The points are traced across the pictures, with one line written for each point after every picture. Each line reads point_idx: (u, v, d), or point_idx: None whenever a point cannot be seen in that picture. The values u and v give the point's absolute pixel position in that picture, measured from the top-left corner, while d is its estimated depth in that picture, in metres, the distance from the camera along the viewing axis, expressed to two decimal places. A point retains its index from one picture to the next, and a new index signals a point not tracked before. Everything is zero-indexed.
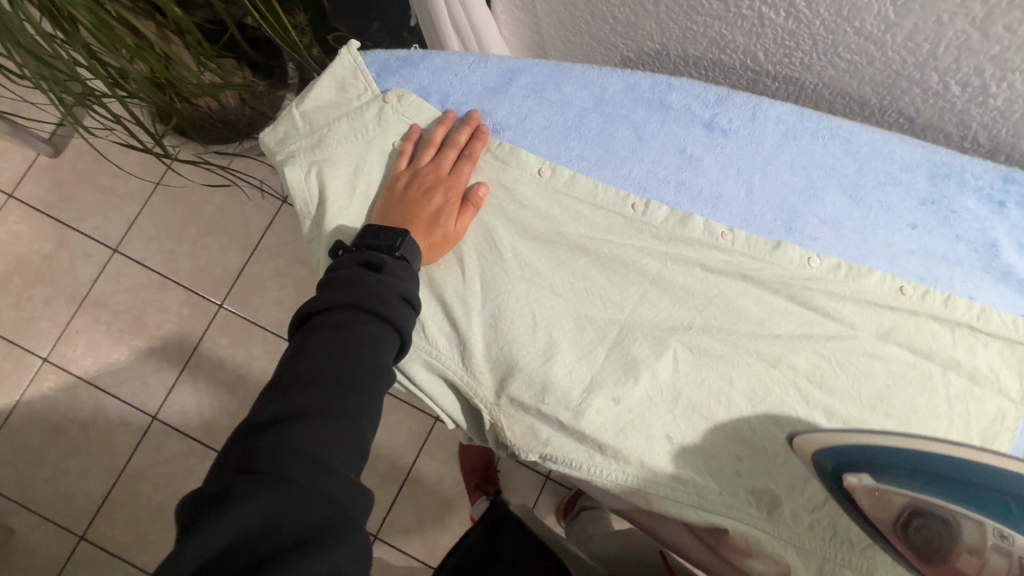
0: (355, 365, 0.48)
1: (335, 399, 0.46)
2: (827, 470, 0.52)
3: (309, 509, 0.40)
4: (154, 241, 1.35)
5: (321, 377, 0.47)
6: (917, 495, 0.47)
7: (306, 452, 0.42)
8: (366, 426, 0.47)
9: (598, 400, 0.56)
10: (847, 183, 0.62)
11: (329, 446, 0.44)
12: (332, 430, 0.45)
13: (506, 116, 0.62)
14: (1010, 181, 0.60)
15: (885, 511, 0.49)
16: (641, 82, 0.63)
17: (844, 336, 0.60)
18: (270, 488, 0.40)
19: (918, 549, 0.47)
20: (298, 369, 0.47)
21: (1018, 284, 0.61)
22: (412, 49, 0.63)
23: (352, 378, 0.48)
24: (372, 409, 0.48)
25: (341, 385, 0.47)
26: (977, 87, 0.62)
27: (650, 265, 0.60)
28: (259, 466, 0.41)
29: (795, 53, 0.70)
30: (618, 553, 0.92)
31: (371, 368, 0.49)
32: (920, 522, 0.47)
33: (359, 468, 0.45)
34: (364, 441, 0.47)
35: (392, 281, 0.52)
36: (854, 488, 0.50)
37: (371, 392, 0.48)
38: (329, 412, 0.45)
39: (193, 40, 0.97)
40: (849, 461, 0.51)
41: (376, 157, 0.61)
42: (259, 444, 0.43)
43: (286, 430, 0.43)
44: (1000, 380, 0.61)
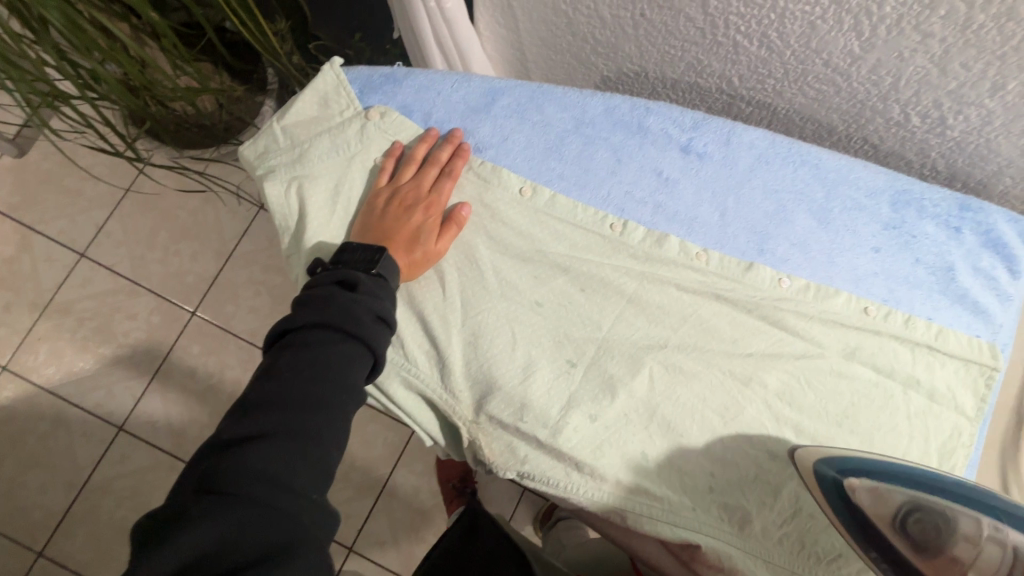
0: (325, 386, 0.48)
1: (302, 420, 0.46)
2: (827, 477, 0.53)
3: (266, 531, 0.39)
4: (124, 247, 1.32)
5: (288, 396, 0.46)
6: (915, 495, 0.49)
7: (269, 472, 0.42)
8: (333, 446, 0.47)
9: (576, 417, 0.57)
10: (815, 207, 0.65)
11: (292, 466, 0.43)
12: (296, 450, 0.44)
13: (488, 136, 0.63)
14: (966, 209, 0.64)
15: (883, 507, 0.49)
16: (620, 105, 0.65)
17: (812, 355, 0.62)
18: (228, 509, 0.39)
19: (915, 544, 0.46)
20: (264, 389, 0.47)
21: (973, 307, 0.65)
22: (396, 67, 0.64)
23: (320, 398, 0.47)
24: (340, 428, 0.48)
25: (308, 405, 0.47)
26: (935, 119, 0.65)
27: (627, 284, 0.62)
28: (220, 486, 0.41)
29: (767, 80, 0.73)
30: (586, 559, 0.94)
31: (341, 388, 0.48)
32: (918, 516, 0.47)
33: (323, 488, 0.45)
34: (330, 461, 0.47)
35: (369, 300, 0.52)
36: (854, 488, 0.51)
37: (339, 412, 0.48)
38: (293, 432, 0.45)
39: (169, 44, 0.96)
40: (848, 467, 0.53)
41: (357, 173, 0.60)
42: (221, 463, 0.42)
43: (248, 449, 0.43)
44: (957, 398, 0.64)
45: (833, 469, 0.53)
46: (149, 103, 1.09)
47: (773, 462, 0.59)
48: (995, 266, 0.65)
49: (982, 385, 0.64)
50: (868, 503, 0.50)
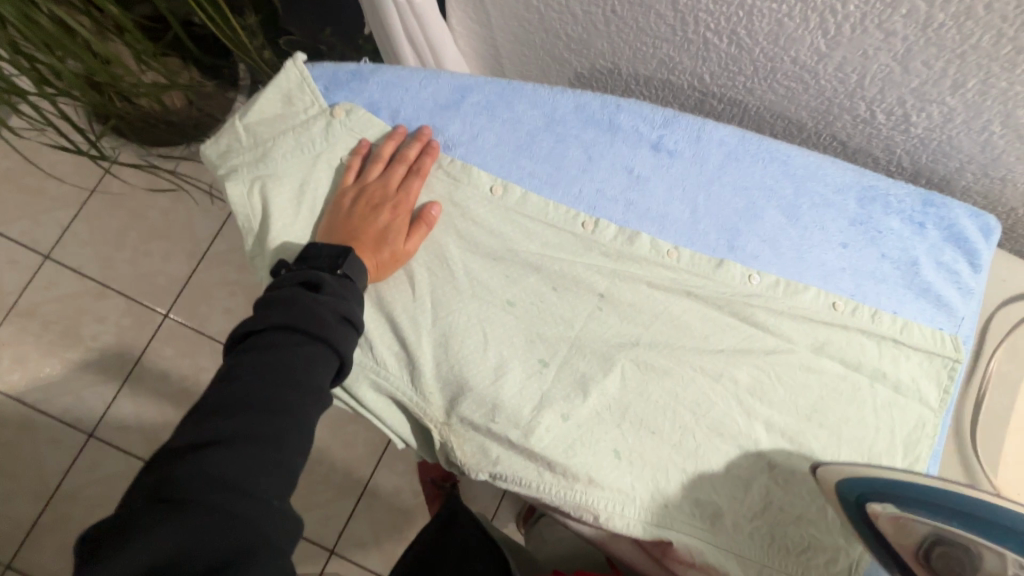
0: (287, 390, 0.47)
1: (262, 424, 0.45)
2: (851, 502, 0.54)
3: (221, 540, 0.38)
4: (91, 248, 1.27)
5: (247, 401, 0.45)
6: (940, 527, 0.51)
7: (226, 478, 0.41)
8: (295, 450, 0.46)
9: (548, 417, 0.57)
10: (785, 204, 0.65)
11: (252, 472, 0.42)
12: (256, 455, 0.43)
13: (457, 133, 0.62)
14: (929, 204, 0.66)
15: (907, 537, 0.52)
16: (590, 102, 0.65)
17: (782, 350, 0.63)
18: (181, 518, 0.38)
19: (937, 572, 0.51)
20: (223, 393, 0.46)
21: (936, 300, 0.66)
22: (362, 63, 0.63)
23: (282, 402, 0.46)
24: (303, 432, 0.47)
25: (268, 410, 0.45)
26: (900, 116, 0.66)
27: (599, 283, 0.62)
28: (174, 495, 0.40)
29: (738, 77, 0.73)
30: (566, 553, 0.95)
31: (304, 391, 0.47)
32: (940, 550, 0.51)
33: (285, 494, 0.44)
34: (292, 466, 0.46)
35: (334, 301, 0.51)
36: (878, 517, 0.53)
37: (302, 415, 0.47)
38: (253, 437, 0.44)
39: (133, 39, 0.93)
40: (873, 490, 0.53)
41: (323, 171, 0.59)
42: (174, 471, 0.41)
43: (205, 456, 0.42)
44: (921, 389, 0.65)
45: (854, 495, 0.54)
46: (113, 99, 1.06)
47: (745, 457, 0.60)
48: (958, 260, 0.67)
49: (946, 376, 0.65)
50: (890, 530, 0.53)
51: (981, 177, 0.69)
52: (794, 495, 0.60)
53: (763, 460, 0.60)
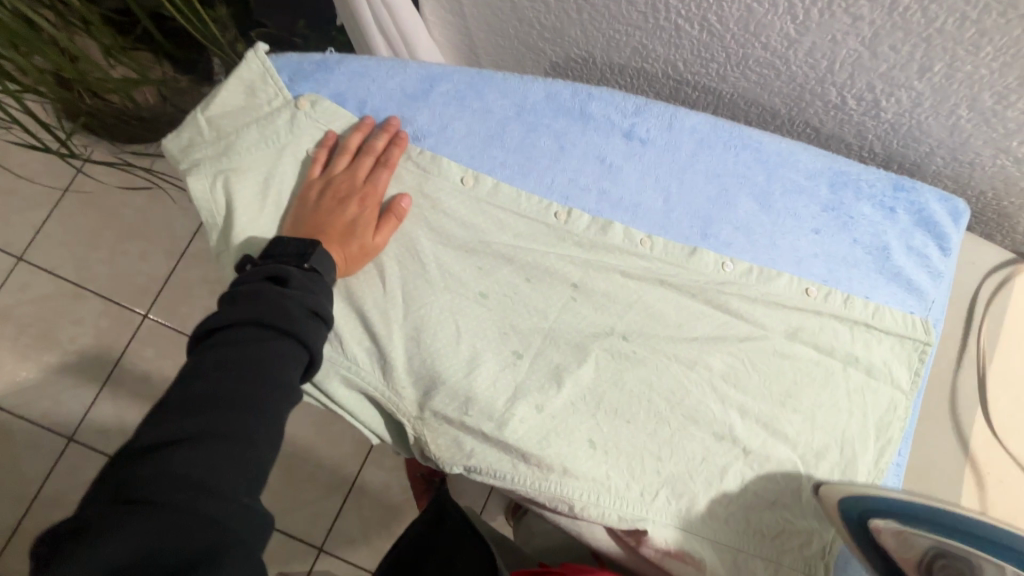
0: (254, 385, 0.46)
1: (229, 420, 0.44)
2: (854, 517, 0.54)
3: (187, 538, 0.38)
4: (65, 248, 1.25)
5: (212, 397, 0.44)
6: (943, 541, 0.50)
7: (190, 476, 0.40)
8: (265, 446, 0.45)
9: (522, 408, 0.56)
10: (757, 191, 0.66)
11: (219, 470, 0.42)
12: (223, 452, 0.42)
13: (426, 124, 0.61)
14: (899, 189, 0.66)
15: (910, 551, 0.52)
16: (561, 91, 0.64)
17: (756, 337, 0.63)
18: (144, 519, 0.37)
19: None
20: (187, 390, 0.44)
21: (907, 284, 0.67)
22: (328, 54, 0.62)
23: (250, 397, 0.45)
24: (273, 428, 0.46)
25: (235, 405, 0.45)
26: (870, 101, 0.66)
27: (573, 273, 0.61)
28: (135, 494, 0.39)
29: (711, 64, 0.73)
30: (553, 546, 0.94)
31: (272, 386, 0.47)
32: (943, 563, 0.50)
33: (255, 491, 0.43)
34: (261, 462, 0.45)
35: (301, 295, 0.50)
36: (879, 531, 0.53)
37: (271, 410, 0.46)
38: (220, 434, 0.43)
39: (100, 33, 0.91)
40: (872, 505, 0.54)
41: (289, 165, 0.58)
42: (136, 470, 0.40)
43: (168, 454, 0.41)
44: (893, 372, 0.66)
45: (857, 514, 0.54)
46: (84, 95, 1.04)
47: (720, 444, 0.60)
48: (928, 245, 0.67)
49: (916, 359, 0.66)
50: (894, 546, 0.52)
51: (951, 161, 0.69)
52: (768, 480, 0.60)
53: (737, 447, 0.60)
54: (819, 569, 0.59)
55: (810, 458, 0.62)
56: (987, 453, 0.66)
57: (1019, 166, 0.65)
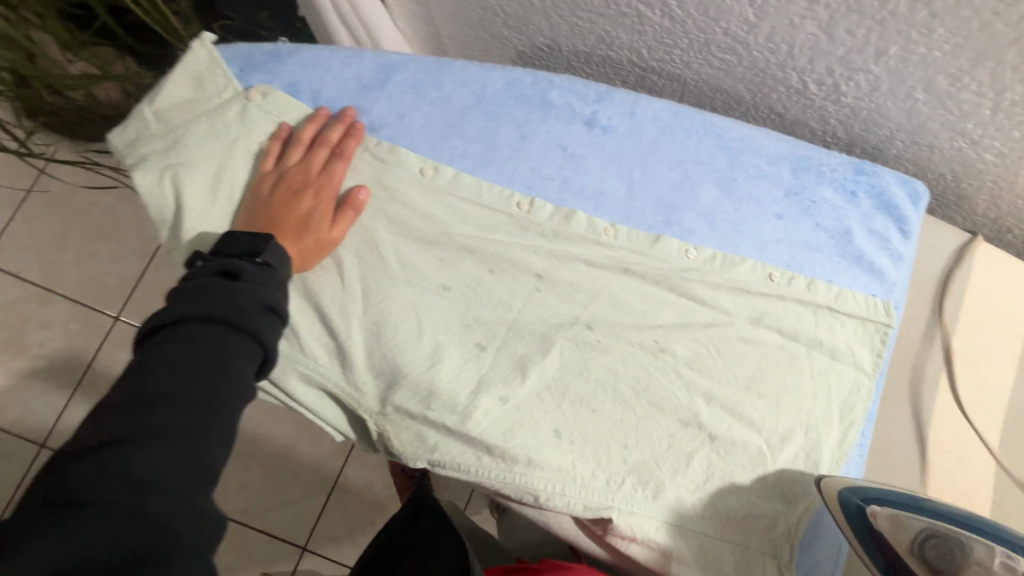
0: (204, 383, 0.45)
1: (177, 419, 0.43)
2: (853, 505, 0.56)
3: (129, 540, 0.37)
4: (30, 251, 1.21)
5: (159, 396, 0.43)
6: (933, 522, 0.54)
7: (134, 477, 0.39)
8: (217, 444, 0.44)
9: (485, 400, 0.56)
10: (720, 177, 0.66)
11: (165, 469, 0.41)
12: (171, 451, 0.41)
13: (383, 113, 0.60)
14: (860, 172, 0.67)
15: (904, 532, 0.54)
16: (521, 79, 0.63)
17: (721, 323, 0.63)
18: (84, 521, 0.36)
19: (932, 565, 0.53)
20: (132, 389, 0.43)
21: (869, 267, 0.67)
22: (280, 44, 0.60)
23: (199, 395, 0.44)
24: (225, 425, 0.45)
25: (184, 403, 0.44)
26: (830, 86, 0.67)
27: (536, 263, 0.61)
28: (74, 497, 0.38)
29: (674, 50, 0.73)
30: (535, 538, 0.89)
31: (224, 383, 0.45)
32: (935, 541, 0.53)
33: (205, 490, 0.42)
34: (213, 461, 0.44)
35: (253, 289, 0.49)
36: (876, 515, 0.55)
37: (223, 408, 0.45)
38: (167, 433, 0.42)
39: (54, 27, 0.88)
40: (866, 493, 0.57)
41: (240, 158, 0.56)
42: (76, 472, 0.39)
43: (111, 455, 0.40)
44: (856, 355, 0.66)
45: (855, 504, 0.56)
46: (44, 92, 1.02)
47: (686, 431, 0.60)
48: (889, 227, 0.68)
49: (879, 341, 0.67)
50: (891, 529, 0.55)
51: (911, 144, 0.70)
52: (734, 465, 0.61)
53: (704, 433, 0.61)
54: (785, 551, 0.60)
55: (775, 442, 0.62)
56: (947, 432, 0.67)
57: (976, 147, 0.65)
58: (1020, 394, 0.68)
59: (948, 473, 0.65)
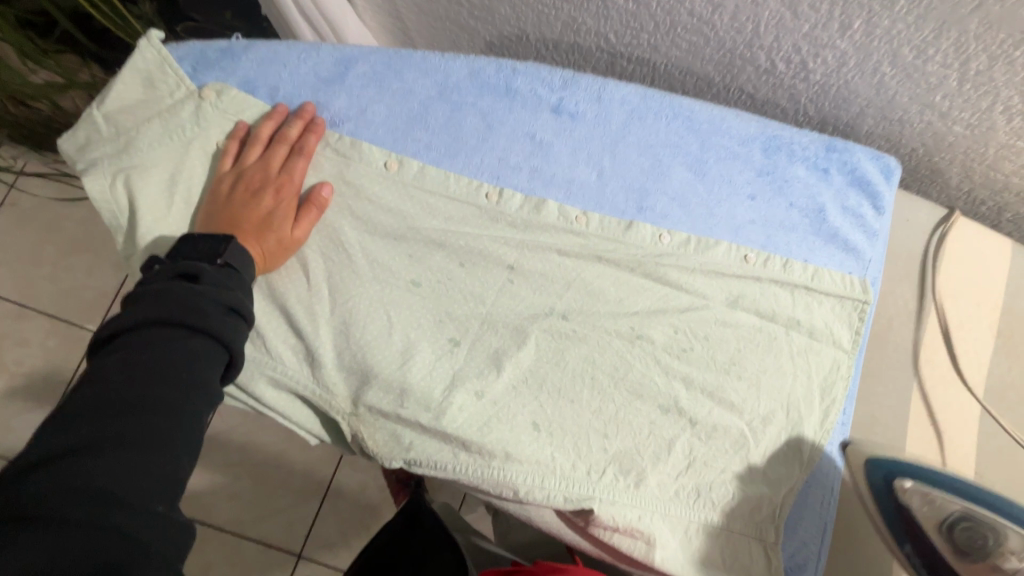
0: (164, 389, 0.43)
1: (137, 426, 0.41)
2: (880, 476, 0.53)
3: (88, 553, 0.35)
4: (3, 266, 1.18)
5: (117, 403, 0.41)
6: (969, 506, 0.50)
7: (92, 488, 0.37)
8: (182, 450, 0.43)
9: (460, 396, 0.55)
10: (690, 159, 0.65)
11: (127, 478, 0.39)
12: (131, 459, 0.40)
13: (343, 108, 0.59)
14: (832, 150, 0.67)
15: (934, 512, 0.51)
16: (484, 67, 0.62)
17: (697, 307, 0.63)
18: (37, 535, 0.35)
19: (956, 544, 0.50)
20: (88, 397, 0.42)
21: (844, 245, 0.67)
22: (234, 41, 0.59)
23: (160, 400, 0.43)
24: (190, 432, 0.44)
25: (144, 409, 0.42)
26: (798, 63, 0.66)
27: (507, 254, 0.60)
28: (25, 511, 0.36)
29: (641, 34, 0.72)
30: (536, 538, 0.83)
31: (186, 389, 0.44)
32: (966, 525, 0.49)
33: (170, 498, 0.41)
34: (177, 468, 0.42)
35: (213, 291, 0.47)
36: (905, 490, 0.52)
37: (187, 413, 0.44)
38: (126, 441, 0.40)
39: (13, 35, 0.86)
40: (900, 467, 0.52)
41: (196, 159, 0.55)
42: (26, 486, 0.37)
43: (64, 467, 0.38)
44: (835, 333, 0.66)
45: (881, 481, 0.53)
46: (7, 103, 1.00)
47: (666, 417, 0.60)
48: (862, 205, 0.68)
49: (857, 318, 0.66)
50: (919, 506, 0.51)
51: (881, 120, 0.70)
52: (716, 449, 0.60)
53: (684, 418, 0.60)
54: (770, 533, 0.59)
55: (756, 424, 0.61)
56: (928, 406, 0.67)
57: (944, 120, 0.65)
58: (998, 365, 0.68)
59: (930, 447, 0.65)
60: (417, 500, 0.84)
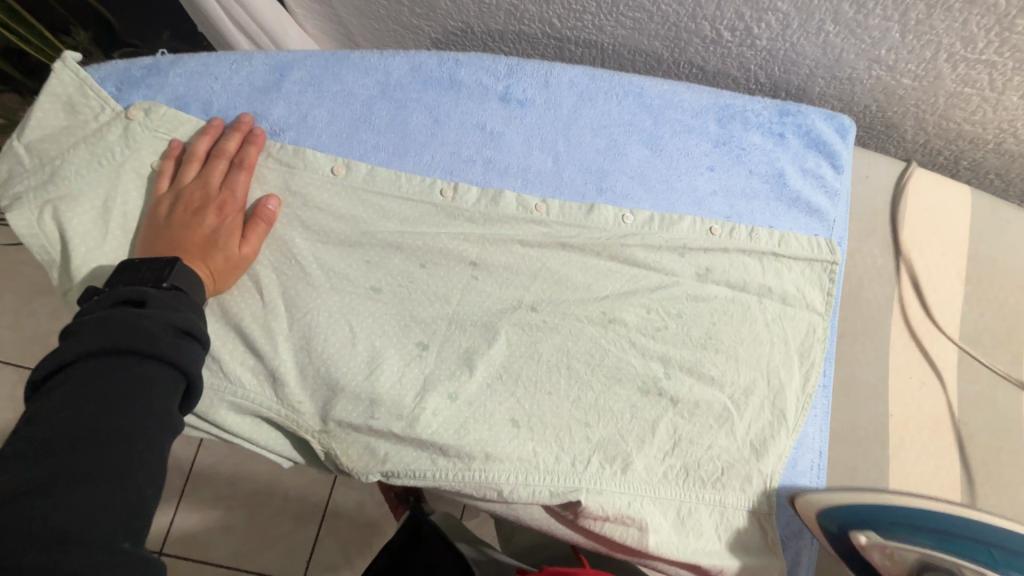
0: (118, 418, 0.40)
1: (93, 460, 0.38)
2: (834, 530, 0.54)
3: None
4: None
5: (66, 439, 0.38)
6: (926, 552, 0.50)
7: (49, 530, 0.35)
8: (147, 481, 0.40)
9: (433, 401, 0.53)
10: (645, 136, 0.64)
11: (86, 517, 0.36)
12: (90, 495, 0.37)
13: (283, 116, 0.57)
14: (785, 114, 0.67)
15: (897, 567, 0.51)
16: (426, 62, 0.60)
17: (667, 285, 0.62)
18: None
19: None
20: (34, 436, 0.38)
21: (808, 207, 0.67)
22: (160, 57, 0.57)
23: (116, 431, 0.40)
24: (152, 461, 0.41)
25: (99, 441, 0.39)
26: (743, 30, 0.66)
27: (468, 250, 0.58)
28: None
29: (585, 16, 0.71)
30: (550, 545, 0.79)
31: (145, 417, 0.41)
32: None
33: (138, 534, 0.39)
34: (142, 501, 0.40)
35: (162, 313, 0.45)
36: (864, 547, 0.52)
37: (147, 442, 0.41)
38: (82, 476, 0.37)
39: None
40: (851, 519, 0.53)
41: (130, 182, 0.52)
42: None
43: (14, 513, 0.35)
44: (807, 296, 0.65)
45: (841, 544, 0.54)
46: None
47: (646, 398, 0.59)
48: (821, 165, 0.67)
49: (827, 279, 0.66)
50: (880, 561, 0.52)
51: (831, 80, 0.70)
52: (700, 427, 0.59)
53: (665, 398, 0.59)
54: (762, 503, 0.59)
55: (739, 396, 0.61)
56: (906, 359, 0.67)
57: (893, 73, 0.65)
58: (970, 312, 0.68)
59: (910, 399, 0.66)
60: (418, 512, 0.82)
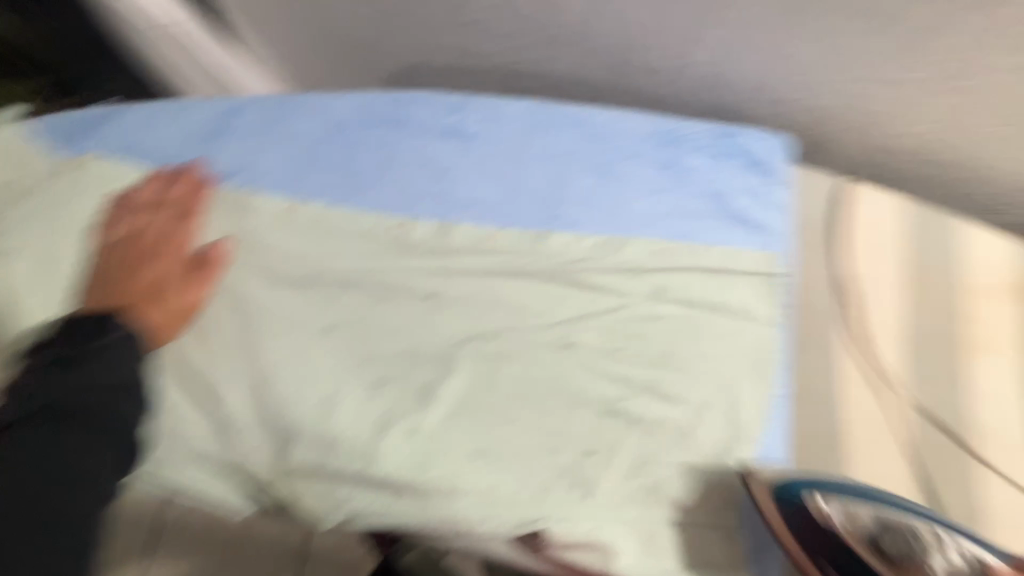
0: (47, 469, 0.41)
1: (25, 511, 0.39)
2: (791, 496, 0.56)
3: None
4: None
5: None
6: (877, 510, 0.55)
7: None
8: (77, 530, 0.40)
9: (392, 437, 0.53)
10: (593, 163, 0.66)
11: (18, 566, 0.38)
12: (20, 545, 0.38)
13: (232, 160, 0.58)
14: (724, 136, 0.71)
15: (856, 526, 0.54)
16: (375, 102, 0.62)
17: (622, 306, 0.63)
18: None
19: (890, 558, 0.52)
20: None
21: (753, 223, 0.69)
22: (121, 108, 0.61)
23: (46, 481, 0.40)
24: (86, 508, 0.41)
25: (29, 492, 0.40)
26: (677, 60, 0.71)
27: (423, 283, 0.58)
28: None
29: (532, 52, 0.75)
30: None
31: (74, 467, 0.41)
32: (887, 531, 0.53)
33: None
34: (76, 547, 0.40)
35: (93, 361, 0.44)
36: (825, 507, 0.55)
37: (78, 490, 0.41)
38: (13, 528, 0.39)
39: None
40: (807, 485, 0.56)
41: (82, 234, 0.55)
42: None
43: None
44: (758, 310, 0.66)
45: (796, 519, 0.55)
46: None
47: (609, 420, 0.59)
48: (762, 183, 0.70)
49: (777, 292, 0.67)
50: (842, 521, 0.54)
51: (765, 103, 0.74)
52: (662, 445, 0.59)
53: (626, 419, 0.60)
54: (731, 518, 0.58)
55: (699, 412, 0.61)
56: None
57: (818, 95, 0.70)
58: None
59: (876, 405, 0.65)
60: None
